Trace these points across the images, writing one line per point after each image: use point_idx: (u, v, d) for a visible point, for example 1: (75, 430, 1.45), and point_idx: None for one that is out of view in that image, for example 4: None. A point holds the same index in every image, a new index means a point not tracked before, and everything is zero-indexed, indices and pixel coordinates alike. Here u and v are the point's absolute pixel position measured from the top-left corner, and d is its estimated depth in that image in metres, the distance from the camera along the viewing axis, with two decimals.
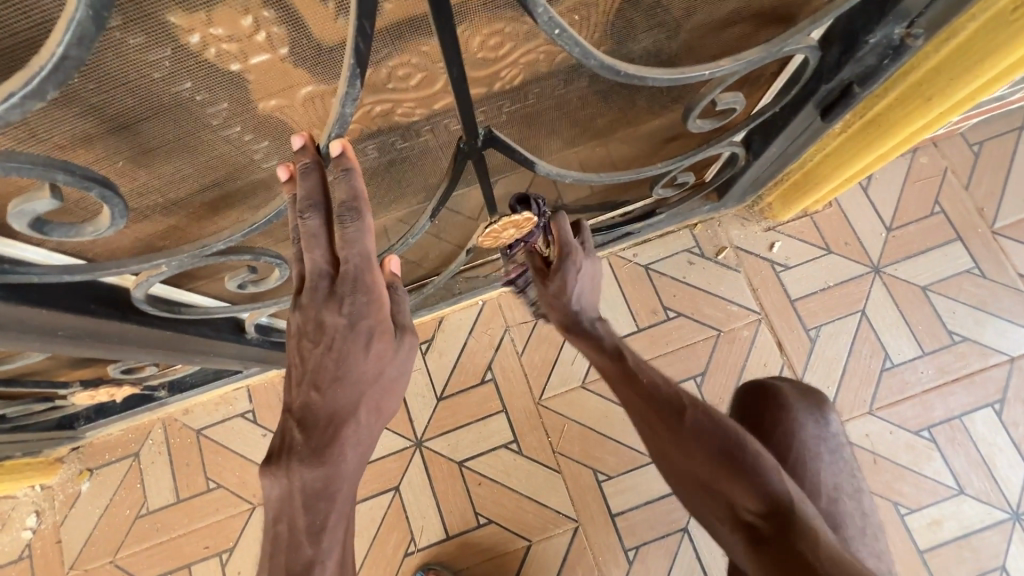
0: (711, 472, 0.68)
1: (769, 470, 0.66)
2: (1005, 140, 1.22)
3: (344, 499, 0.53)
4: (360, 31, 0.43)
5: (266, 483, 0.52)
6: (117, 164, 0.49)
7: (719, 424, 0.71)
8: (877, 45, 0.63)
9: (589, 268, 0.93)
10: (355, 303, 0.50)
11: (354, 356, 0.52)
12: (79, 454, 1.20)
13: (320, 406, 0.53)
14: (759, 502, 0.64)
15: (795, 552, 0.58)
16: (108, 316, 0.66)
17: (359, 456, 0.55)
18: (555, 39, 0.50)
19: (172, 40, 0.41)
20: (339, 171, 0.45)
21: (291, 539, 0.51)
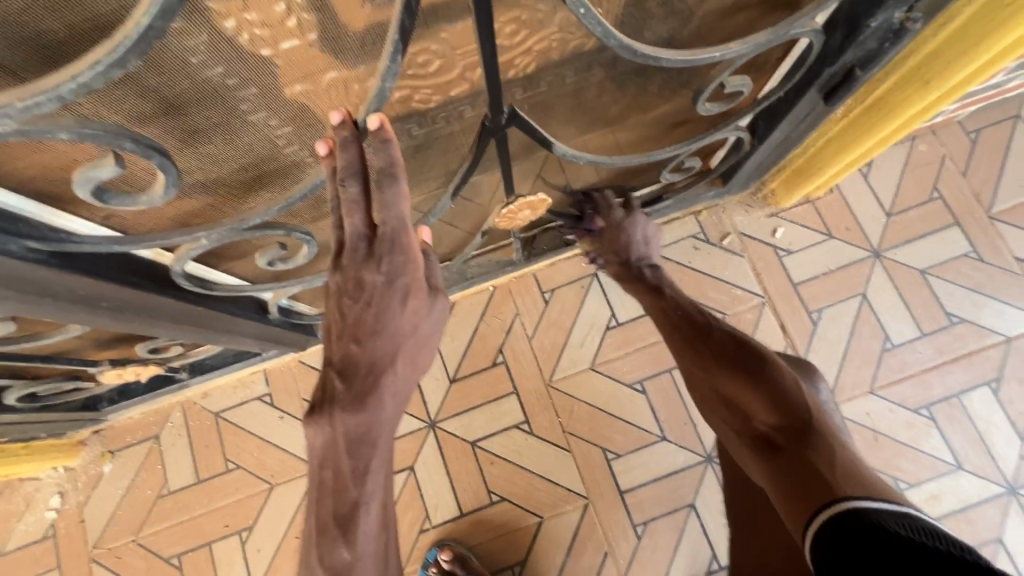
0: (735, 388, 0.77)
1: (790, 390, 0.74)
2: (1002, 128, 1.25)
3: (384, 446, 0.58)
4: (409, 10, 0.47)
5: (310, 431, 0.57)
6: (168, 143, 0.52)
7: (747, 348, 0.80)
8: (879, 28, 0.67)
9: (636, 227, 1.06)
10: (393, 262, 0.53)
11: (392, 311, 0.55)
12: (100, 437, 1.23)
13: (360, 358, 0.56)
14: (777, 415, 0.72)
15: (807, 461, 0.65)
16: (148, 289, 0.69)
17: (396, 404, 0.59)
18: (580, 18, 0.53)
19: (210, 28, 0.43)
20: (378, 142, 0.48)
21: (336, 482, 0.56)
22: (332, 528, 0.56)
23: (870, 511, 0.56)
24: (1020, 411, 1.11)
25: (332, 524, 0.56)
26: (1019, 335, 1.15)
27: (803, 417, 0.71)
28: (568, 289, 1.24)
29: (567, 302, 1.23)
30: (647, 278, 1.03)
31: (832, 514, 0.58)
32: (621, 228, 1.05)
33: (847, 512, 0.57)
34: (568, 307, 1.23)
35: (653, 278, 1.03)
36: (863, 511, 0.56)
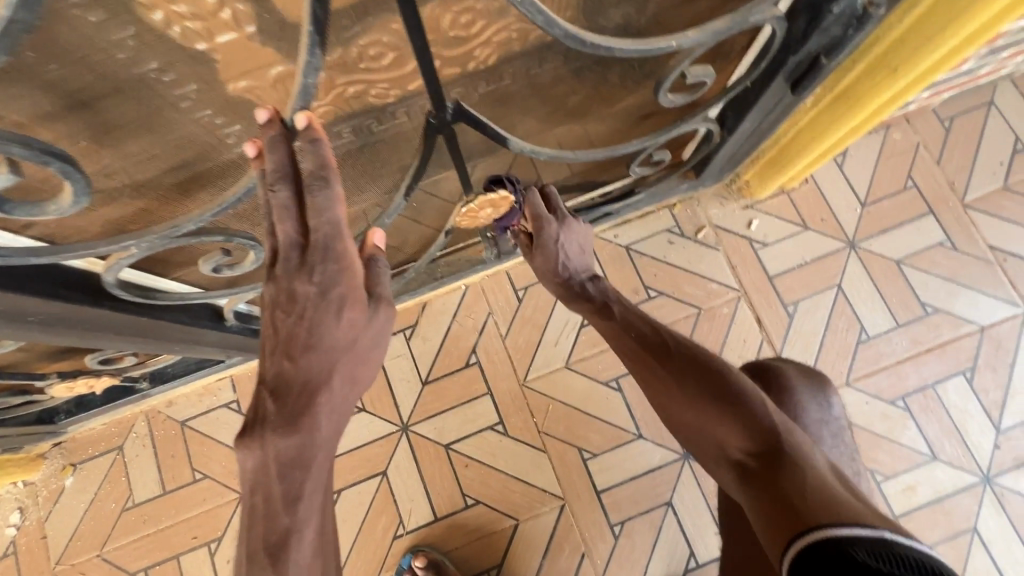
0: (702, 413, 0.73)
1: (760, 409, 0.69)
2: (975, 115, 1.24)
3: (319, 469, 0.53)
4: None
5: (241, 454, 0.52)
6: (79, 144, 0.51)
7: (711, 368, 0.75)
8: (841, 14, 0.65)
9: (571, 235, 0.93)
10: (326, 271, 0.51)
11: (327, 324, 0.53)
12: (61, 450, 1.19)
13: (293, 374, 0.53)
14: (748, 440, 0.68)
15: (780, 487, 0.61)
16: (79, 301, 0.65)
17: (333, 425, 0.55)
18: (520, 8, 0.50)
19: (136, 19, 0.43)
20: (308, 143, 0.47)
21: (267, 510, 0.51)
22: (260, 562, 0.50)
23: (840, 539, 0.52)
24: (995, 400, 1.11)
25: (261, 558, 0.50)
26: (993, 324, 1.14)
27: (774, 436, 0.67)
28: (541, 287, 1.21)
29: (541, 300, 1.20)
30: (587, 293, 0.93)
31: (807, 543, 0.54)
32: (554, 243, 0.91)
33: (821, 542, 0.53)
34: (542, 304, 1.20)
35: (597, 292, 0.93)
36: (831, 539, 0.52)
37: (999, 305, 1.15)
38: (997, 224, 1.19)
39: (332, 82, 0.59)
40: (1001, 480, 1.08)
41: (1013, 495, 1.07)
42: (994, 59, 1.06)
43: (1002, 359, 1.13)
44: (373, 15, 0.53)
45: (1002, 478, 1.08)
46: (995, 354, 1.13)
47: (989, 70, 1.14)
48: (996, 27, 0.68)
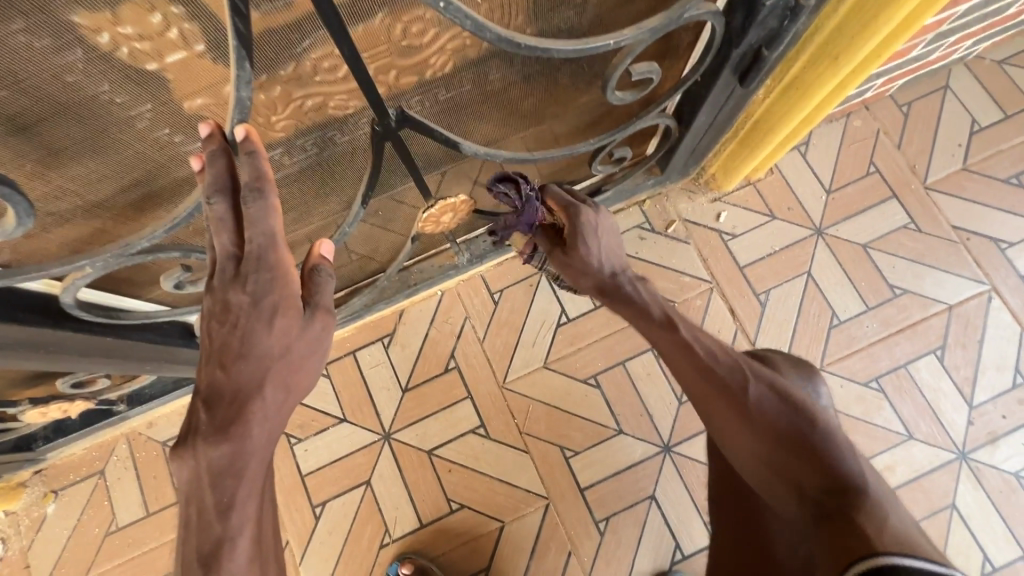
0: (777, 446, 0.67)
1: (835, 448, 0.66)
2: (931, 99, 1.27)
3: (253, 477, 0.53)
4: (240, 13, 0.46)
5: (173, 468, 0.52)
6: (26, 167, 0.51)
7: (783, 399, 0.70)
8: (774, 7, 0.67)
9: (603, 229, 0.84)
10: (259, 280, 0.53)
11: (258, 331, 0.54)
12: (41, 477, 1.18)
13: (225, 384, 0.54)
14: (826, 480, 0.63)
15: (856, 528, 0.57)
16: (40, 324, 0.66)
17: (268, 434, 0.54)
18: (444, 13, 0.54)
19: (82, 41, 0.44)
20: (244, 154, 0.50)
21: (200, 520, 0.51)
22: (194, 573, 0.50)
23: (906, 570, 0.50)
24: (966, 376, 1.13)
25: (194, 569, 0.50)
26: (960, 302, 1.16)
27: (848, 478, 0.63)
28: (516, 289, 1.22)
29: (517, 301, 1.21)
30: (635, 297, 0.83)
31: (866, 569, 0.51)
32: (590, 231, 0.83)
33: (884, 569, 0.50)
34: (517, 306, 1.21)
35: (636, 295, 0.83)
36: (895, 568, 0.50)
37: (965, 283, 1.17)
38: (959, 204, 1.21)
39: (288, 96, 0.60)
40: (977, 455, 1.09)
41: (988, 469, 1.08)
42: (943, 44, 1.09)
43: (971, 336, 1.15)
44: (321, 28, 0.53)
45: (977, 453, 1.09)
46: (964, 332, 1.15)
47: (941, 55, 1.16)
48: (925, 12, 0.71)
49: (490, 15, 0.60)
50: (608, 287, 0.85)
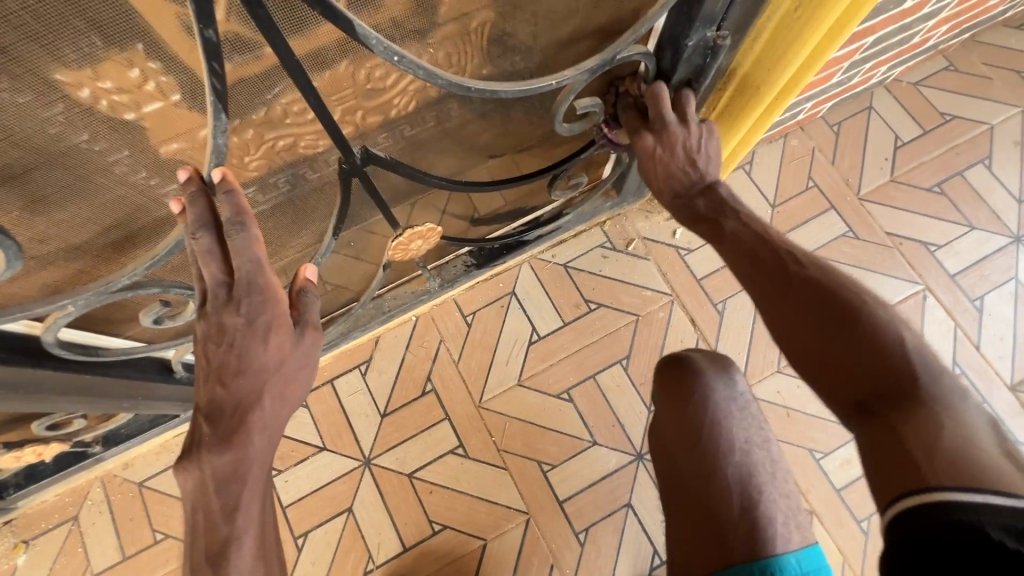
0: (825, 340, 0.59)
1: (893, 334, 0.56)
2: (858, 119, 1.39)
3: (256, 481, 0.57)
4: (215, 73, 0.52)
5: (180, 478, 0.56)
6: (13, 215, 0.55)
7: (837, 288, 0.62)
8: (696, 46, 0.76)
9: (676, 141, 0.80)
10: (251, 303, 0.57)
11: (253, 348, 0.58)
12: (11, 528, 1.15)
13: (226, 399, 0.57)
14: (871, 375, 0.55)
15: (895, 437, 0.50)
16: (21, 363, 0.68)
17: (267, 442, 0.58)
18: (397, 65, 0.61)
19: (64, 97, 0.49)
20: (223, 193, 0.54)
21: (207, 523, 0.54)
22: (204, 573, 0.53)
23: (962, 507, 0.43)
24: None
25: (203, 569, 0.53)
26: (899, 301, 1.26)
27: (904, 369, 0.54)
28: (489, 310, 1.27)
29: (489, 323, 1.26)
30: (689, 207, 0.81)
31: (912, 505, 0.45)
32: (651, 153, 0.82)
33: (936, 505, 0.44)
34: (490, 327, 1.26)
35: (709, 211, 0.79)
36: (950, 507, 0.43)
37: (902, 284, 1.27)
38: (891, 213, 1.32)
39: (261, 138, 0.66)
40: None
41: None
42: (859, 70, 1.21)
43: None
44: (290, 78, 0.59)
45: None
46: None
47: (862, 79, 1.29)
48: (829, 47, 0.80)
49: (446, 60, 0.67)
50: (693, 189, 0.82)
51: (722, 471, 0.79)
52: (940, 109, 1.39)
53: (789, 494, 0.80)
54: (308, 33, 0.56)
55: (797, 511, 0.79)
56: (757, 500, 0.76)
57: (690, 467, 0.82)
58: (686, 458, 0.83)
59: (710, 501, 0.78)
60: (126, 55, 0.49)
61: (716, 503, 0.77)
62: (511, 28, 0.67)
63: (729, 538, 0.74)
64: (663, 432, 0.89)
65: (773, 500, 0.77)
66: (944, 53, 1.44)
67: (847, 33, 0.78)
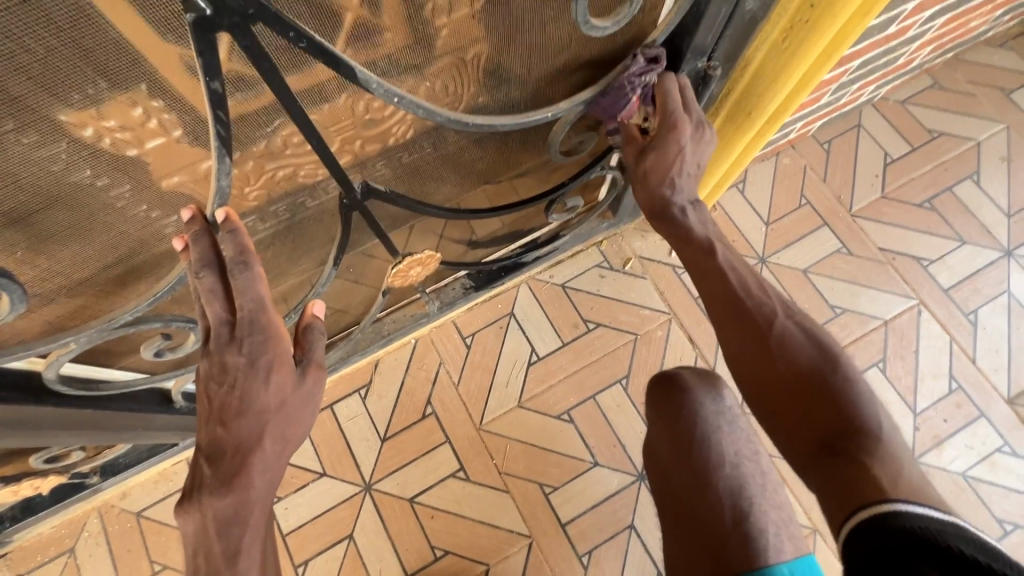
0: (792, 392, 0.68)
1: (861, 398, 0.66)
2: (848, 137, 1.42)
3: (257, 524, 0.57)
4: (219, 121, 0.55)
5: (181, 521, 0.55)
6: (19, 253, 0.55)
7: (816, 348, 0.70)
8: (689, 76, 0.81)
9: (689, 151, 0.80)
10: (253, 342, 0.57)
11: (255, 389, 0.57)
12: (5, 562, 1.13)
13: (227, 440, 0.57)
14: (823, 424, 0.65)
15: (844, 476, 0.59)
16: (21, 401, 0.68)
17: (268, 484, 0.58)
18: (398, 105, 0.64)
19: (68, 135, 0.49)
20: (227, 232, 0.55)
21: (208, 567, 0.54)
22: None
23: (908, 516, 0.51)
24: (907, 385, 1.22)
25: None
26: (893, 316, 1.27)
27: (863, 424, 0.63)
28: (488, 331, 1.27)
29: (489, 344, 1.27)
30: (682, 222, 0.82)
31: (872, 513, 0.54)
32: (672, 151, 0.79)
33: (887, 515, 0.53)
34: (489, 348, 1.26)
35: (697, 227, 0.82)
36: (898, 514, 0.52)
37: (896, 299, 1.28)
38: (883, 228, 1.34)
39: (262, 169, 0.66)
40: (927, 459, 1.17)
41: (938, 471, 1.16)
42: (848, 90, 1.24)
43: (908, 347, 1.25)
44: (290, 112, 0.60)
45: (927, 457, 1.17)
46: (901, 343, 1.25)
47: (850, 98, 1.32)
48: (817, 74, 0.82)
49: (442, 91, 0.69)
50: (662, 208, 0.83)
51: (713, 484, 0.79)
52: (928, 126, 1.42)
53: (780, 506, 0.79)
54: (308, 70, 0.57)
55: (790, 523, 0.78)
56: (749, 511, 0.76)
57: (684, 480, 0.83)
58: (679, 471, 0.84)
59: (701, 513, 0.78)
60: (129, 95, 0.49)
61: (709, 515, 0.77)
62: (506, 61, 0.69)
63: (721, 549, 0.73)
64: (656, 446, 0.91)
65: (764, 510, 0.77)
66: (929, 71, 1.47)
67: (834, 60, 0.80)
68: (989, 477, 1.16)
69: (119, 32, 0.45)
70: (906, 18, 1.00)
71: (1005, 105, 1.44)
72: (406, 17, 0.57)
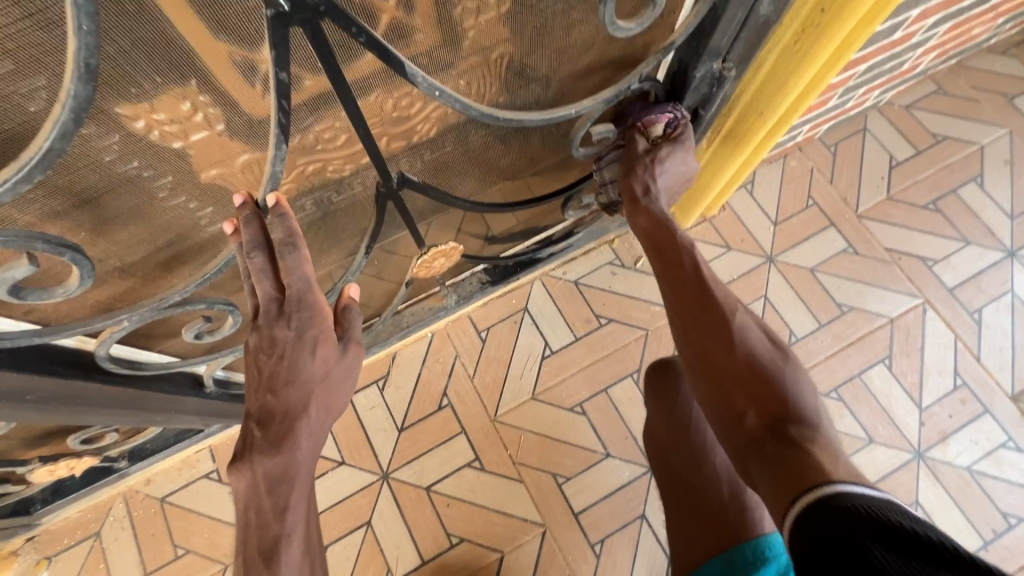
0: (740, 378, 0.65)
1: (803, 392, 0.64)
2: (854, 140, 1.46)
3: (303, 483, 0.60)
4: (283, 109, 0.59)
5: (232, 479, 0.59)
6: (79, 236, 0.59)
7: (766, 342, 0.68)
8: (703, 76, 0.85)
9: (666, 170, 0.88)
10: (301, 318, 0.61)
11: (302, 359, 0.61)
12: (33, 545, 1.16)
13: (276, 406, 0.61)
14: (766, 410, 0.62)
15: (787, 458, 0.55)
16: (74, 376, 0.72)
17: (312, 448, 0.62)
18: (439, 99, 0.68)
19: (121, 127, 0.52)
20: (277, 216, 0.58)
21: (259, 522, 0.57)
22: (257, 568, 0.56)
23: (849, 496, 0.48)
24: (913, 381, 1.25)
25: (255, 564, 0.56)
26: (899, 314, 1.30)
27: (806, 416, 0.61)
28: (502, 326, 1.31)
29: (503, 338, 1.30)
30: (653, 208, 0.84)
31: (814, 499, 0.49)
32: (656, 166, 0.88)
33: (832, 498, 0.48)
34: (504, 342, 1.30)
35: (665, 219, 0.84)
36: (842, 495, 0.48)
37: (902, 298, 1.31)
38: (888, 229, 1.37)
39: (295, 162, 0.69)
40: (932, 453, 1.20)
41: (943, 466, 1.19)
42: (854, 95, 1.28)
43: (913, 344, 1.27)
44: (329, 106, 0.64)
45: (932, 452, 1.20)
46: (906, 341, 1.28)
47: (855, 103, 1.35)
48: (825, 77, 0.86)
49: (467, 89, 0.72)
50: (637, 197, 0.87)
51: (711, 462, 0.85)
52: (933, 130, 1.46)
53: None
54: (348, 66, 0.60)
55: None
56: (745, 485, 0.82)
57: (683, 460, 0.86)
58: (678, 451, 0.88)
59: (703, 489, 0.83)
60: (181, 90, 0.53)
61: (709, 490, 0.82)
62: (531, 63, 0.73)
63: (721, 525, 0.79)
64: (655, 428, 0.93)
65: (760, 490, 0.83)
66: (933, 77, 1.51)
67: (842, 63, 0.83)
68: (993, 472, 1.18)
69: (176, 31, 0.48)
70: (910, 25, 1.03)
71: (1007, 110, 1.47)
72: (437, 18, 0.60)
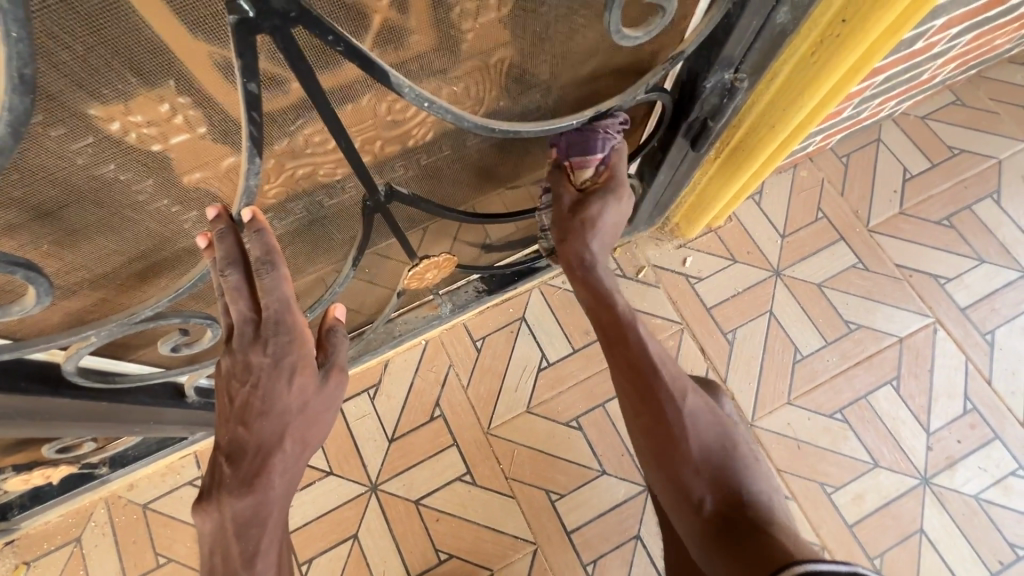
0: (694, 466, 0.72)
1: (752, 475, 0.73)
2: (867, 151, 1.41)
3: (274, 525, 0.58)
4: (252, 120, 0.54)
5: (199, 518, 0.57)
6: (42, 247, 0.56)
7: (712, 427, 0.75)
8: (714, 88, 0.80)
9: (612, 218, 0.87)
10: (278, 342, 0.57)
11: (277, 390, 0.58)
12: (12, 549, 1.14)
13: (248, 439, 0.58)
14: (729, 507, 0.68)
15: (754, 548, 0.62)
16: (40, 392, 0.69)
17: (286, 486, 0.60)
18: (427, 110, 0.63)
19: (94, 129, 0.49)
20: (253, 232, 0.55)
21: (227, 568, 0.55)
22: None
23: (824, 574, 0.54)
24: (921, 404, 1.21)
25: None
26: (909, 334, 1.26)
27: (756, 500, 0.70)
28: (498, 335, 1.27)
29: (499, 348, 1.26)
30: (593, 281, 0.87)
31: None
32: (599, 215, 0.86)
33: None
34: (500, 352, 1.26)
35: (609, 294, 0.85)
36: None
37: (913, 317, 1.27)
38: (900, 245, 1.33)
39: (282, 167, 0.65)
40: (938, 480, 1.16)
41: (950, 493, 1.15)
42: (869, 105, 1.23)
43: (922, 366, 1.23)
44: (316, 110, 0.60)
45: (938, 478, 1.16)
46: (915, 362, 1.23)
47: (871, 112, 1.30)
48: (844, 89, 0.82)
49: (465, 93, 0.68)
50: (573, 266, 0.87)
51: None
52: (949, 142, 1.41)
53: None
54: (336, 69, 0.56)
55: None
56: None
57: None
58: None
59: None
60: (158, 92, 0.49)
61: None
62: (533, 68, 0.69)
63: None
64: None
65: None
66: (951, 88, 1.46)
67: (861, 75, 0.79)
68: (1001, 501, 1.14)
69: (151, 29, 0.44)
70: (933, 34, 0.99)
71: None
72: (433, 19, 0.56)
